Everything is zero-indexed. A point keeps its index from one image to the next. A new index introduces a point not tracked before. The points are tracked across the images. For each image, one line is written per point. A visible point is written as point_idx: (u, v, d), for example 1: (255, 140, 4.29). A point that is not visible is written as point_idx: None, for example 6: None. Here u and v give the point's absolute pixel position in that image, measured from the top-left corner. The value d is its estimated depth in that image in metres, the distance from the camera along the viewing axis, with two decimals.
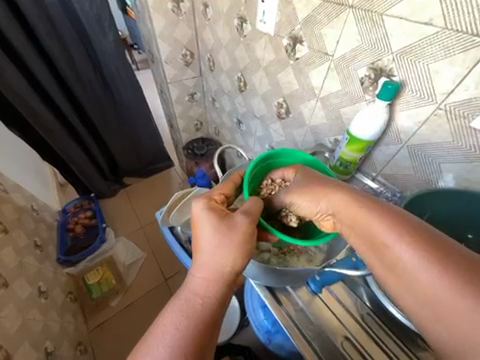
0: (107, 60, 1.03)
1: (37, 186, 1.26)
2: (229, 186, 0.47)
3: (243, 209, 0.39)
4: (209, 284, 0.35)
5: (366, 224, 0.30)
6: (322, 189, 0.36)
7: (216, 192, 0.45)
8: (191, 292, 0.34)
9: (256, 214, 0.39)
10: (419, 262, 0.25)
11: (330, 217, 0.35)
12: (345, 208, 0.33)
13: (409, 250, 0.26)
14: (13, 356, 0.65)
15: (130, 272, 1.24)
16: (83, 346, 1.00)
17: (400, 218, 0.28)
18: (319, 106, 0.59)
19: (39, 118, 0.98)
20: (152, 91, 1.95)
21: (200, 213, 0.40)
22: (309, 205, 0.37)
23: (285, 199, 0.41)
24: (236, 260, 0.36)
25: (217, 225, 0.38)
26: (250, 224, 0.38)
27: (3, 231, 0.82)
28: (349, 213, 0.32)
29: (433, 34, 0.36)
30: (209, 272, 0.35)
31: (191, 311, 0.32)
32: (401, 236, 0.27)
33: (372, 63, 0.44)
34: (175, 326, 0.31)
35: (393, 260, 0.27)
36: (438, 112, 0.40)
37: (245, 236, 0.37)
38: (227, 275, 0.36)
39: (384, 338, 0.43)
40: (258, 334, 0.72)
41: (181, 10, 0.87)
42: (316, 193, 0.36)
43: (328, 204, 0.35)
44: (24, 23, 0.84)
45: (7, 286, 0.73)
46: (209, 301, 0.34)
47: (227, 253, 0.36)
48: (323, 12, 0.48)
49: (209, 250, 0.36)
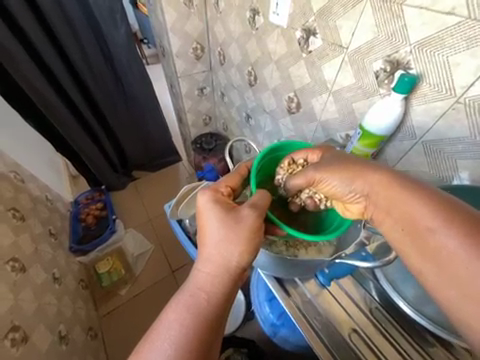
0: (119, 53, 1.04)
1: (50, 176, 1.30)
2: (235, 179, 0.47)
3: (250, 202, 0.39)
4: (213, 279, 0.36)
5: (408, 210, 0.31)
6: (357, 170, 0.36)
7: (222, 185, 0.45)
8: (195, 287, 0.35)
9: (263, 208, 0.39)
10: (465, 251, 0.26)
11: (363, 200, 0.36)
12: (384, 189, 0.33)
13: (456, 238, 0.27)
14: (30, 337, 0.69)
15: (139, 263, 1.27)
16: (94, 332, 1.04)
17: (450, 209, 0.28)
18: (331, 101, 0.58)
19: (53, 110, 1.00)
20: (161, 85, 1.97)
21: (205, 205, 0.40)
22: (341, 186, 0.37)
23: (313, 173, 0.39)
24: (241, 255, 0.37)
25: (222, 218, 0.38)
26: (256, 218, 0.38)
27: (20, 219, 0.86)
28: (387, 197, 0.33)
29: (454, 25, 0.35)
30: (213, 267, 0.36)
31: (195, 306, 0.33)
32: (449, 225, 0.27)
33: (388, 55, 0.43)
34: (180, 321, 0.32)
35: (435, 246, 0.28)
36: (457, 106, 0.39)
37: (250, 231, 0.37)
38: (232, 269, 0.36)
39: (393, 334, 0.43)
40: (263, 326, 0.73)
41: (192, 3, 0.87)
42: (349, 174, 0.36)
43: (365, 185, 0.35)
44: (40, 16, 0.86)
45: (24, 271, 0.77)
46: (213, 296, 0.35)
47: (231, 247, 0.36)
48: (339, 3, 0.47)
49: (214, 245, 0.37)
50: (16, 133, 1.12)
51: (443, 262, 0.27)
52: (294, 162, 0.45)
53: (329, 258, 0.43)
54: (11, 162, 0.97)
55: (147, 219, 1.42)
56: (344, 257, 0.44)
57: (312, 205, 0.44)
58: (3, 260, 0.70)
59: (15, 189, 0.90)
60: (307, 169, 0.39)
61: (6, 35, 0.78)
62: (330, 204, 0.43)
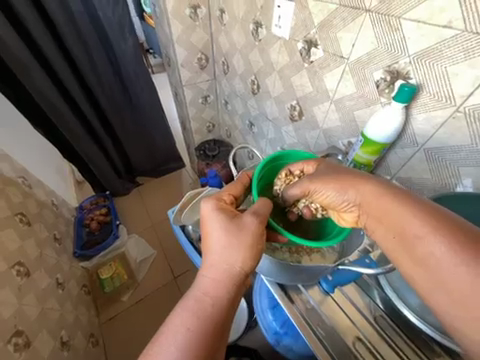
0: (126, 63, 1.07)
1: (56, 182, 1.32)
2: (237, 187, 0.48)
3: (252, 209, 0.40)
4: (217, 284, 0.36)
5: (397, 218, 0.31)
6: (352, 180, 0.36)
7: (225, 193, 0.46)
8: (200, 292, 0.35)
9: (265, 215, 0.40)
10: (453, 259, 0.26)
11: (356, 209, 0.36)
12: (375, 198, 0.33)
13: (443, 246, 0.26)
14: (32, 343, 0.69)
15: (141, 269, 1.27)
16: (95, 339, 1.03)
17: (438, 216, 0.28)
18: (333, 109, 0.60)
19: (62, 117, 1.03)
20: (166, 93, 2.01)
21: (210, 212, 0.41)
22: (336, 195, 0.37)
23: (307, 184, 0.39)
24: (245, 261, 0.37)
25: (226, 224, 0.39)
26: (258, 224, 0.39)
27: (26, 223, 0.87)
28: (377, 205, 0.33)
29: (451, 37, 0.36)
30: (218, 272, 0.37)
31: (201, 311, 0.33)
32: (436, 233, 0.27)
33: (388, 66, 0.45)
34: (186, 326, 0.32)
35: (423, 254, 0.28)
36: (457, 115, 0.40)
37: (252, 237, 0.38)
38: (236, 275, 0.37)
39: (399, 344, 0.42)
40: (267, 335, 0.72)
41: (198, 15, 0.91)
42: (344, 183, 0.36)
43: (357, 195, 0.35)
44: (53, 30, 0.90)
45: (29, 276, 0.78)
46: (218, 301, 0.35)
47: (235, 253, 0.37)
48: (339, 16, 0.49)
49: (219, 250, 0.37)
50: (25, 140, 1.15)
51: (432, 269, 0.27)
52: (292, 174, 0.45)
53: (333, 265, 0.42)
54: (19, 167, 0.99)
55: (150, 225, 1.43)
56: (347, 263, 0.43)
57: (309, 214, 0.44)
58: (9, 265, 0.71)
59: (23, 194, 0.92)
60: (302, 180, 0.40)
61: (20, 47, 0.82)
62: (326, 214, 0.43)
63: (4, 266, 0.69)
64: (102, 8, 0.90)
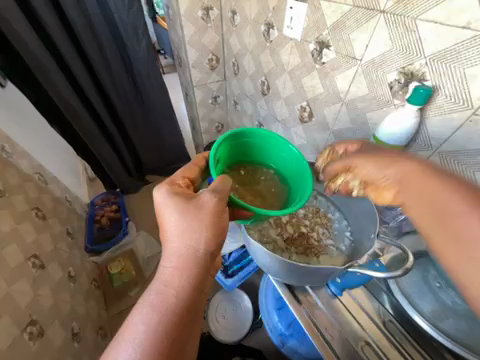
0: (139, 63, 1.10)
1: (70, 178, 1.37)
2: (194, 170, 0.49)
3: (210, 188, 0.40)
4: (179, 271, 0.36)
5: (437, 196, 0.25)
6: (392, 157, 0.32)
7: (180, 177, 0.46)
8: (162, 284, 0.35)
9: (224, 193, 0.40)
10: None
11: (393, 187, 0.31)
12: (410, 175, 0.29)
13: None
14: (45, 332, 0.72)
15: (149, 265, 1.30)
16: (103, 332, 1.06)
17: None
18: (344, 110, 0.59)
19: (77, 116, 1.07)
20: (176, 93, 2.04)
21: (166, 201, 0.40)
22: (374, 170, 0.33)
23: (350, 160, 0.38)
24: (207, 241, 0.38)
25: (184, 209, 0.39)
26: (217, 202, 0.39)
27: (42, 218, 0.91)
28: (415, 183, 0.28)
29: (470, 38, 0.35)
30: (180, 259, 0.37)
31: (163, 304, 0.33)
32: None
33: (403, 67, 0.44)
34: (148, 321, 0.32)
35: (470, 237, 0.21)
36: (474, 118, 0.38)
37: (212, 216, 0.38)
38: (199, 257, 0.37)
39: (408, 349, 0.42)
40: (271, 336, 0.72)
41: (209, 17, 0.92)
42: (384, 159, 0.33)
43: (397, 171, 0.30)
44: (70, 32, 0.94)
45: (43, 267, 0.81)
46: (182, 288, 0.35)
47: (195, 235, 0.37)
48: (353, 17, 0.49)
49: (178, 237, 0.38)
50: (42, 137, 1.20)
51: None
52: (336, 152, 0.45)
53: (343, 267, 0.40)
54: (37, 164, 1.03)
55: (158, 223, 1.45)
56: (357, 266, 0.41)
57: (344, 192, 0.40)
58: (25, 257, 0.74)
59: (39, 189, 0.96)
60: (348, 157, 0.39)
61: (40, 49, 0.86)
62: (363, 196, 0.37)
63: (20, 258, 0.72)
64: (118, 11, 0.93)
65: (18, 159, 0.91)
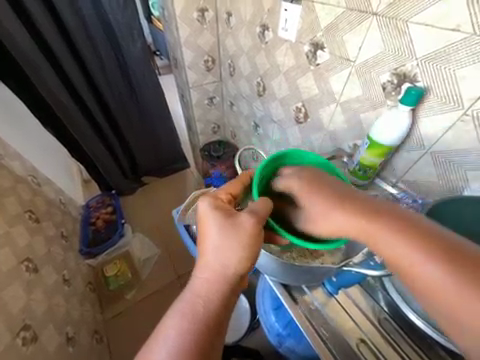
0: (134, 64, 1.10)
1: (65, 180, 1.35)
2: (237, 186, 0.45)
3: (249, 208, 0.37)
4: (211, 286, 0.35)
5: (387, 245, 0.30)
6: (328, 206, 0.35)
7: (222, 192, 0.43)
8: (192, 294, 0.34)
9: (264, 215, 0.37)
10: (465, 295, 0.24)
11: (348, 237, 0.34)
12: (355, 225, 0.33)
13: (441, 270, 0.26)
14: (39, 337, 0.70)
15: (145, 267, 1.29)
16: (99, 336, 1.04)
17: (423, 237, 0.28)
18: (338, 111, 0.60)
19: (71, 117, 1.06)
20: (172, 94, 2.04)
21: (207, 212, 0.38)
22: (326, 222, 0.35)
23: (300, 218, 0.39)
24: (239, 261, 0.35)
25: (221, 223, 0.36)
26: (255, 224, 0.36)
27: (35, 220, 0.89)
28: (361, 232, 0.32)
29: (460, 40, 0.36)
30: (212, 273, 0.35)
31: (192, 315, 0.32)
32: (425, 257, 0.27)
33: (395, 69, 0.45)
34: (178, 331, 0.31)
35: (439, 296, 0.26)
36: (465, 118, 0.39)
37: (249, 237, 0.36)
38: (231, 276, 0.35)
39: (402, 346, 0.42)
40: (269, 336, 0.72)
41: (205, 18, 0.92)
42: (328, 212, 0.35)
43: (342, 223, 0.34)
44: (64, 32, 0.93)
45: (37, 271, 0.79)
46: (212, 304, 0.34)
47: (230, 254, 0.35)
48: (346, 19, 0.49)
49: (213, 251, 0.36)
50: (35, 139, 1.19)
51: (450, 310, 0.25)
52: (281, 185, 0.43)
53: (337, 266, 0.42)
54: (30, 165, 1.02)
55: (154, 224, 1.44)
56: (351, 265, 0.43)
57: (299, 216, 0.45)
58: (18, 260, 0.73)
59: (32, 192, 0.95)
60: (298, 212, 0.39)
61: (33, 49, 0.85)
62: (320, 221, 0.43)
63: (13, 262, 0.71)
64: (112, 11, 0.92)
65: (11, 161, 0.89)
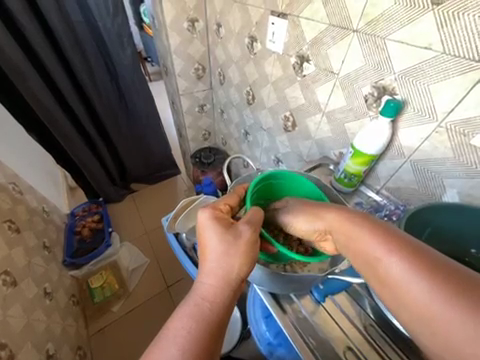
0: (124, 71, 1.09)
1: (48, 187, 1.30)
2: (233, 198, 0.46)
3: (245, 219, 0.38)
4: (215, 289, 0.33)
5: (367, 249, 0.30)
6: (315, 210, 0.38)
7: (221, 202, 0.43)
8: (198, 296, 0.33)
9: (258, 225, 0.38)
10: (453, 311, 0.23)
11: (329, 237, 0.37)
12: (339, 226, 0.34)
13: (413, 277, 0.26)
14: (16, 356, 0.66)
15: (133, 277, 1.24)
16: (82, 351, 0.99)
17: (401, 243, 0.28)
18: (324, 121, 0.62)
19: (57, 124, 1.04)
20: (163, 101, 2.04)
21: (206, 223, 0.38)
22: (305, 223, 0.39)
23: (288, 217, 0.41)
24: (241, 266, 0.35)
25: (223, 232, 0.36)
26: (252, 232, 0.37)
27: (15, 230, 0.85)
28: (344, 234, 0.33)
29: (432, 58, 0.39)
30: (217, 278, 0.34)
31: (199, 315, 0.31)
32: (402, 262, 0.27)
33: (375, 82, 0.47)
34: (186, 329, 0.29)
35: (422, 309, 0.25)
36: (439, 130, 0.42)
37: (248, 246, 0.36)
38: (233, 281, 0.34)
39: (388, 352, 0.42)
40: (260, 346, 0.71)
41: (195, 28, 0.94)
42: (313, 213, 0.38)
43: (328, 225, 0.36)
44: (51, 37, 0.92)
45: (15, 285, 0.75)
46: (217, 305, 0.32)
47: (232, 260, 0.35)
48: (330, 35, 0.52)
49: (216, 257, 0.35)
50: (17, 144, 1.14)
51: (436, 326, 0.24)
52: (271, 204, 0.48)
53: (322, 275, 0.43)
54: (11, 173, 0.98)
55: (143, 232, 1.41)
56: (337, 272, 0.44)
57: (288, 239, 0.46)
58: None
59: (13, 200, 0.91)
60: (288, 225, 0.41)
61: (19, 55, 0.83)
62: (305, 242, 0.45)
63: None
64: (102, 19, 0.92)
65: None
